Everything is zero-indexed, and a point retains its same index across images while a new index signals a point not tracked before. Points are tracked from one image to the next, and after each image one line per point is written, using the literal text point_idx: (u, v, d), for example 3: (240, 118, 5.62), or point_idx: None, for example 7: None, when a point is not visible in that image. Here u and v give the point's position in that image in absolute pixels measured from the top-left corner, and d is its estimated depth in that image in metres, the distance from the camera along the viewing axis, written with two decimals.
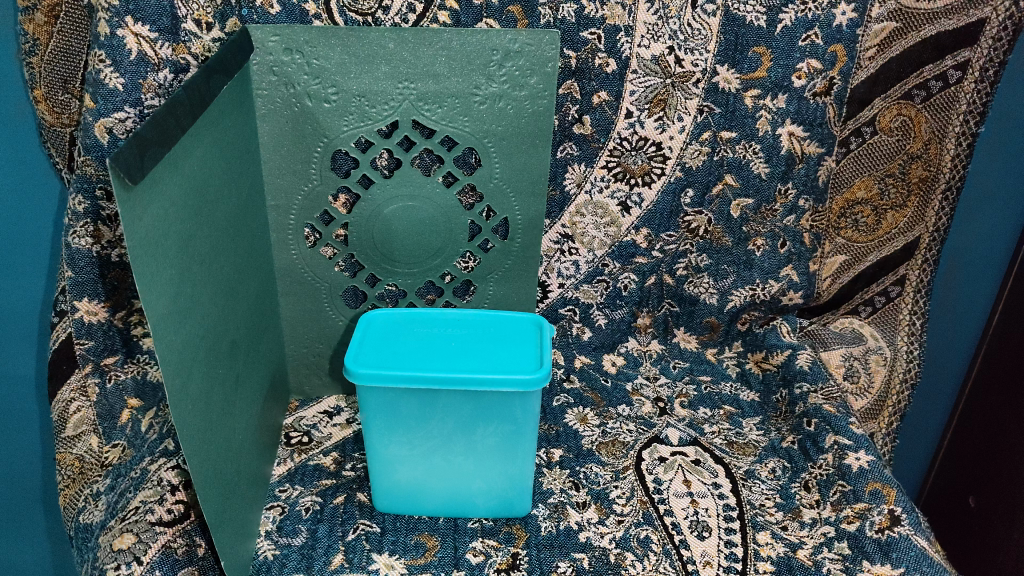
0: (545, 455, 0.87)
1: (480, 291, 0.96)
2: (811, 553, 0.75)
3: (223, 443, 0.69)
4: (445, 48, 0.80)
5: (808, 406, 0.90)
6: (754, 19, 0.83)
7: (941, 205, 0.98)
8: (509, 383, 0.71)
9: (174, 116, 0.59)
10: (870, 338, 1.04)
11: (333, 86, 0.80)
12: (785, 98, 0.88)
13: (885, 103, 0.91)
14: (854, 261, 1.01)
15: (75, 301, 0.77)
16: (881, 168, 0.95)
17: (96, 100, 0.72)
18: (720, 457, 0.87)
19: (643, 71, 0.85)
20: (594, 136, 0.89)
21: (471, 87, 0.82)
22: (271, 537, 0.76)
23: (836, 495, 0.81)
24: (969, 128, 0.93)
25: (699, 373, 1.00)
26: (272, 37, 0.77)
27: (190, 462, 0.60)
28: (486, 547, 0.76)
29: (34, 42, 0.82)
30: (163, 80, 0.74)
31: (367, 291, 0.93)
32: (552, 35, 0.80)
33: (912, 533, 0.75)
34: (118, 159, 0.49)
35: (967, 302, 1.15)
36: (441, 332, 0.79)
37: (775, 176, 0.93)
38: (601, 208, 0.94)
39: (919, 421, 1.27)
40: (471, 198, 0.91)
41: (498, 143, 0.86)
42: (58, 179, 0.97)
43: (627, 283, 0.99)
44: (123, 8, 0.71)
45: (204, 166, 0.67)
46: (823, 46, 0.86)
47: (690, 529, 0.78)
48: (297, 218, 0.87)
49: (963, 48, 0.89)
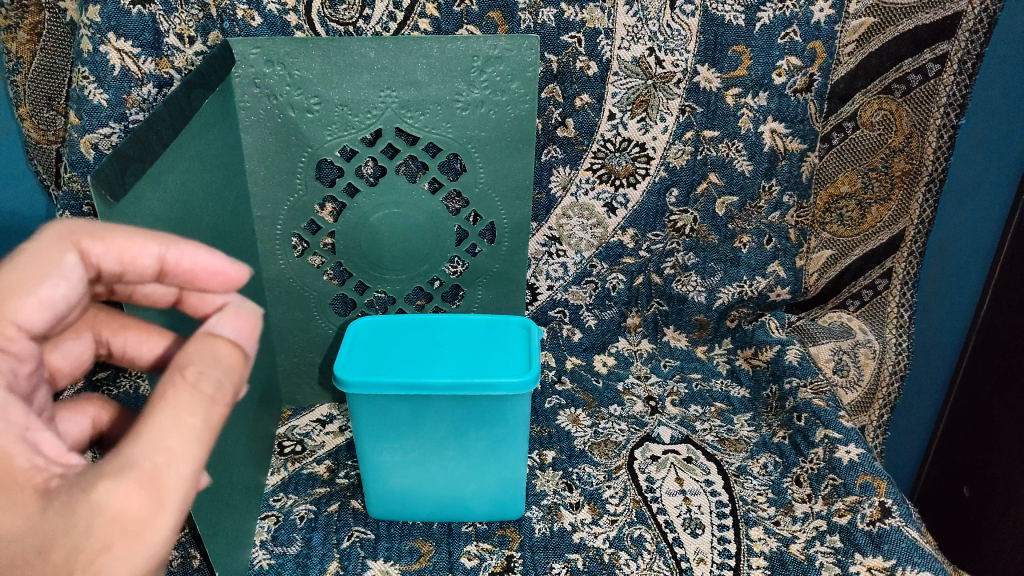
0: (538, 457, 0.87)
1: (469, 296, 0.97)
2: (803, 547, 0.76)
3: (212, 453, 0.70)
4: (426, 56, 0.80)
5: (797, 401, 0.90)
6: (733, 18, 0.84)
7: (925, 197, 0.98)
8: (497, 387, 0.71)
9: (155, 131, 0.59)
10: (858, 332, 1.05)
11: (316, 96, 0.81)
12: (766, 96, 0.88)
13: (866, 98, 0.92)
14: (840, 256, 1.02)
15: None
16: (864, 163, 0.96)
17: (81, 117, 0.75)
18: (712, 454, 0.87)
19: (624, 73, 0.86)
20: (578, 139, 0.90)
21: (453, 93, 0.83)
22: (266, 547, 0.77)
23: (828, 489, 0.81)
24: (950, 120, 0.94)
25: (690, 370, 1.00)
26: (253, 49, 0.77)
27: None
28: (481, 550, 0.76)
29: (18, 60, 0.82)
30: (147, 95, 0.76)
31: (356, 299, 0.94)
32: (531, 40, 0.80)
33: (903, 524, 0.74)
34: (99, 177, 0.50)
35: (955, 294, 1.16)
36: (430, 338, 0.79)
37: (759, 174, 0.94)
38: (587, 209, 0.94)
39: (912, 412, 1.27)
40: (458, 203, 0.91)
41: (481, 148, 0.86)
42: (46, 197, 0.98)
43: (615, 283, 1.00)
44: (105, 25, 0.72)
45: (187, 182, 0.67)
46: (802, 43, 0.86)
47: (683, 526, 0.78)
48: (284, 229, 0.88)
49: (941, 41, 0.89)
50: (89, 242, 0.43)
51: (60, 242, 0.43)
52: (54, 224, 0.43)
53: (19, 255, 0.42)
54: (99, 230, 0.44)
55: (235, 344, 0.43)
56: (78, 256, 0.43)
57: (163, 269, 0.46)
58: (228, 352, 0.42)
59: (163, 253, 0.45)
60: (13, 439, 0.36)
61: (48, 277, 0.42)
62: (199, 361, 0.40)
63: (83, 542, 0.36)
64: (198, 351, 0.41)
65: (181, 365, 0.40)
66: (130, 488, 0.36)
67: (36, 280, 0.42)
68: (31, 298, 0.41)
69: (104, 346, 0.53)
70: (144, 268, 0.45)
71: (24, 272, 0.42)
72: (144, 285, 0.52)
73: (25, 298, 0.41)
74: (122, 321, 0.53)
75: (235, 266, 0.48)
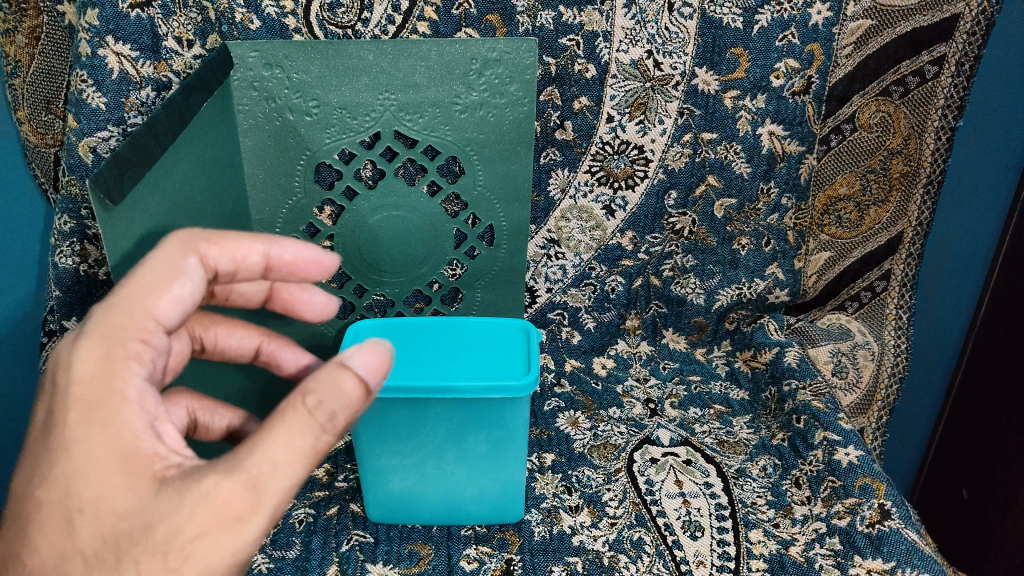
0: (537, 459, 0.87)
1: (468, 298, 0.97)
2: (803, 550, 0.76)
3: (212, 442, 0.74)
4: (424, 59, 0.80)
5: (797, 403, 0.90)
6: (731, 21, 0.84)
7: (923, 199, 0.99)
8: (496, 390, 0.71)
9: (154, 135, 0.60)
10: (858, 334, 1.04)
11: (314, 99, 0.81)
12: (764, 98, 0.89)
13: (864, 100, 0.92)
14: (838, 258, 1.02)
15: (64, 321, 0.79)
16: (862, 164, 0.96)
17: (79, 120, 0.75)
18: (711, 456, 0.87)
19: (623, 76, 0.86)
20: (577, 142, 0.90)
21: (451, 96, 0.83)
22: (265, 550, 0.76)
23: (827, 491, 0.81)
24: (947, 122, 0.94)
25: (689, 373, 1.00)
26: (252, 52, 0.77)
27: None
28: (480, 554, 0.76)
29: (16, 64, 0.83)
30: (146, 99, 0.76)
31: (355, 302, 0.94)
32: (529, 43, 0.80)
33: (902, 526, 0.75)
34: (97, 181, 0.51)
35: (954, 295, 1.16)
36: (429, 341, 0.78)
37: (757, 176, 0.94)
38: (586, 212, 0.94)
39: (911, 414, 1.28)
40: (456, 207, 0.91)
41: (480, 151, 0.86)
42: (45, 200, 0.98)
43: (614, 286, 1.00)
44: (104, 28, 0.73)
45: (187, 183, 0.68)
46: (800, 46, 0.86)
47: (683, 529, 0.78)
48: (283, 231, 0.88)
49: (939, 43, 0.89)
50: (213, 249, 0.50)
51: (187, 250, 0.48)
52: (176, 235, 0.49)
53: (152, 258, 0.47)
54: (218, 236, 0.51)
55: (359, 383, 0.45)
56: (197, 262, 0.48)
57: (267, 264, 0.55)
58: (354, 387, 0.45)
59: (267, 250, 0.54)
60: (145, 426, 0.43)
61: (179, 279, 0.47)
62: (321, 390, 0.44)
63: (184, 529, 0.41)
64: (326, 381, 0.44)
65: (304, 390, 0.44)
66: (236, 489, 0.42)
67: (168, 281, 0.46)
68: (165, 296, 0.46)
69: (198, 342, 0.63)
70: (251, 262, 0.53)
71: (155, 274, 0.46)
72: (240, 285, 0.62)
73: (160, 296, 0.46)
74: (211, 319, 0.63)
75: (327, 254, 0.57)
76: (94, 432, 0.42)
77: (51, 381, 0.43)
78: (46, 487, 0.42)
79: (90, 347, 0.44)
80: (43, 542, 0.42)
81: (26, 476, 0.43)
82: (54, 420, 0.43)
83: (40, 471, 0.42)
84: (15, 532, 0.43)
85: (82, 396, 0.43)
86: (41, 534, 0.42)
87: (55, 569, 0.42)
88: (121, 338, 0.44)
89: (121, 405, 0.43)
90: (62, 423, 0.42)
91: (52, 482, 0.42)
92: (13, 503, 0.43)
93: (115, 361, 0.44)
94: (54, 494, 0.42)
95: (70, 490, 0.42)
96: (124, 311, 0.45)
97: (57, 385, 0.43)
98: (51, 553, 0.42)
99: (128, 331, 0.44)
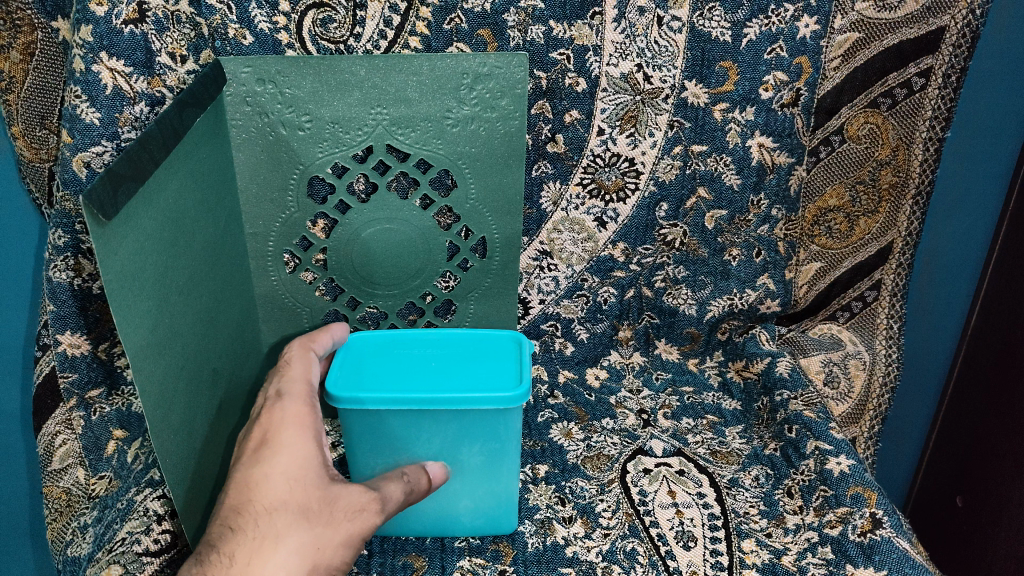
0: (531, 471, 0.87)
1: (461, 310, 0.97)
2: (795, 559, 0.76)
3: (204, 447, 0.75)
4: (416, 74, 0.81)
5: (788, 413, 0.91)
6: (719, 34, 0.85)
7: (913, 210, 0.99)
8: (487, 402, 0.71)
9: (147, 151, 0.61)
10: (848, 343, 1.06)
11: (306, 114, 0.81)
12: (753, 111, 0.89)
13: (852, 112, 0.93)
14: (829, 267, 1.03)
15: (58, 334, 0.80)
16: (851, 175, 0.97)
17: (73, 136, 0.75)
18: (704, 466, 0.87)
19: (613, 89, 0.87)
20: (568, 154, 0.91)
21: (443, 110, 0.83)
22: None
23: (819, 500, 0.82)
24: (935, 133, 0.95)
25: (682, 383, 1.00)
26: (245, 68, 0.78)
27: (164, 469, 0.66)
28: (474, 566, 0.77)
29: (11, 80, 0.83)
30: (139, 113, 0.77)
31: (348, 314, 0.94)
32: (520, 57, 0.81)
33: (893, 535, 0.75)
34: (89, 197, 0.52)
35: (944, 305, 1.17)
36: (420, 354, 0.79)
37: (747, 187, 0.95)
38: (578, 224, 0.95)
39: (905, 423, 1.28)
40: (449, 219, 0.91)
41: (472, 163, 0.87)
42: (39, 215, 0.98)
43: (606, 297, 1.01)
44: (97, 44, 0.74)
45: (182, 199, 0.69)
46: (788, 59, 0.87)
47: (676, 539, 0.78)
48: (276, 245, 0.88)
49: (925, 55, 0.90)
50: (318, 345, 0.77)
51: (308, 349, 0.75)
52: (296, 341, 0.76)
53: (290, 355, 0.74)
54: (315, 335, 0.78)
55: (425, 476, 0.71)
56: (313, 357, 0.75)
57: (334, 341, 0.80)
58: (427, 486, 0.71)
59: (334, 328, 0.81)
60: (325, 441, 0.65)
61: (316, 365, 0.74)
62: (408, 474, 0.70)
63: (353, 502, 0.61)
64: (415, 473, 0.70)
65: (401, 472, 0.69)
66: (369, 500, 0.62)
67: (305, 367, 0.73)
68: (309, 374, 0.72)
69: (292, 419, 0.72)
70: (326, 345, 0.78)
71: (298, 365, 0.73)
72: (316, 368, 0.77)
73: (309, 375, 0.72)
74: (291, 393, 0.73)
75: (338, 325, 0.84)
76: (296, 433, 0.63)
77: (266, 417, 0.64)
78: (272, 464, 0.60)
79: (291, 400, 0.67)
80: (272, 492, 0.59)
81: (250, 463, 0.61)
82: (274, 433, 0.63)
83: (265, 457, 0.61)
84: (242, 491, 0.59)
85: (292, 421, 0.64)
86: (270, 487, 0.59)
87: (278, 507, 0.58)
88: (305, 395, 0.67)
89: (313, 426, 0.65)
90: (280, 435, 0.63)
91: (277, 460, 0.61)
92: (239, 479, 0.60)
93: (306, 405, 0.66)
94: (278, 467, 0.60)
95: (289, 467, 0.61)
96: (301, 382, 0.69)
97: (275, 417, 0.64)
98: (276, 498, 0.59)
99: (307, 392, 0.68)
